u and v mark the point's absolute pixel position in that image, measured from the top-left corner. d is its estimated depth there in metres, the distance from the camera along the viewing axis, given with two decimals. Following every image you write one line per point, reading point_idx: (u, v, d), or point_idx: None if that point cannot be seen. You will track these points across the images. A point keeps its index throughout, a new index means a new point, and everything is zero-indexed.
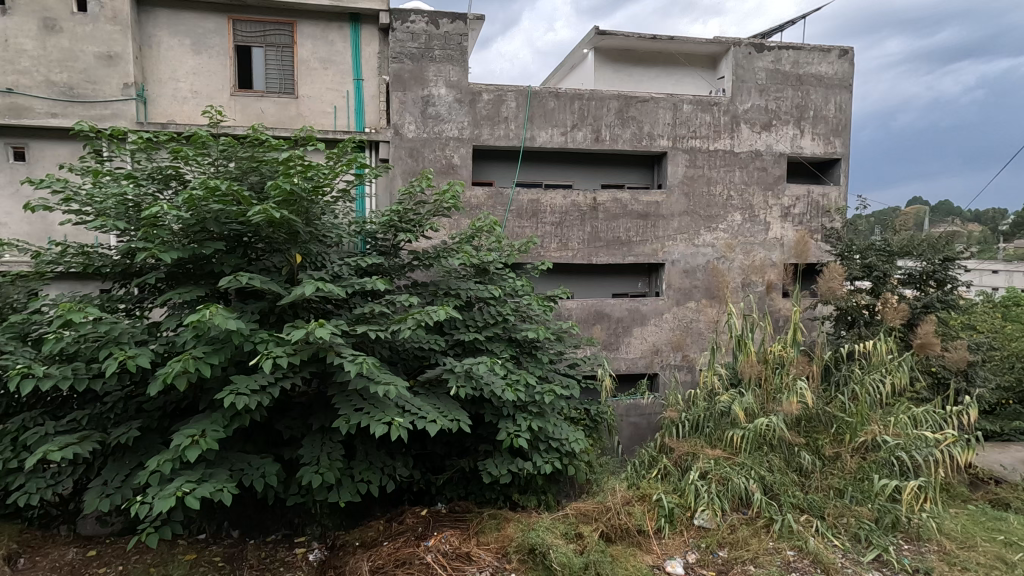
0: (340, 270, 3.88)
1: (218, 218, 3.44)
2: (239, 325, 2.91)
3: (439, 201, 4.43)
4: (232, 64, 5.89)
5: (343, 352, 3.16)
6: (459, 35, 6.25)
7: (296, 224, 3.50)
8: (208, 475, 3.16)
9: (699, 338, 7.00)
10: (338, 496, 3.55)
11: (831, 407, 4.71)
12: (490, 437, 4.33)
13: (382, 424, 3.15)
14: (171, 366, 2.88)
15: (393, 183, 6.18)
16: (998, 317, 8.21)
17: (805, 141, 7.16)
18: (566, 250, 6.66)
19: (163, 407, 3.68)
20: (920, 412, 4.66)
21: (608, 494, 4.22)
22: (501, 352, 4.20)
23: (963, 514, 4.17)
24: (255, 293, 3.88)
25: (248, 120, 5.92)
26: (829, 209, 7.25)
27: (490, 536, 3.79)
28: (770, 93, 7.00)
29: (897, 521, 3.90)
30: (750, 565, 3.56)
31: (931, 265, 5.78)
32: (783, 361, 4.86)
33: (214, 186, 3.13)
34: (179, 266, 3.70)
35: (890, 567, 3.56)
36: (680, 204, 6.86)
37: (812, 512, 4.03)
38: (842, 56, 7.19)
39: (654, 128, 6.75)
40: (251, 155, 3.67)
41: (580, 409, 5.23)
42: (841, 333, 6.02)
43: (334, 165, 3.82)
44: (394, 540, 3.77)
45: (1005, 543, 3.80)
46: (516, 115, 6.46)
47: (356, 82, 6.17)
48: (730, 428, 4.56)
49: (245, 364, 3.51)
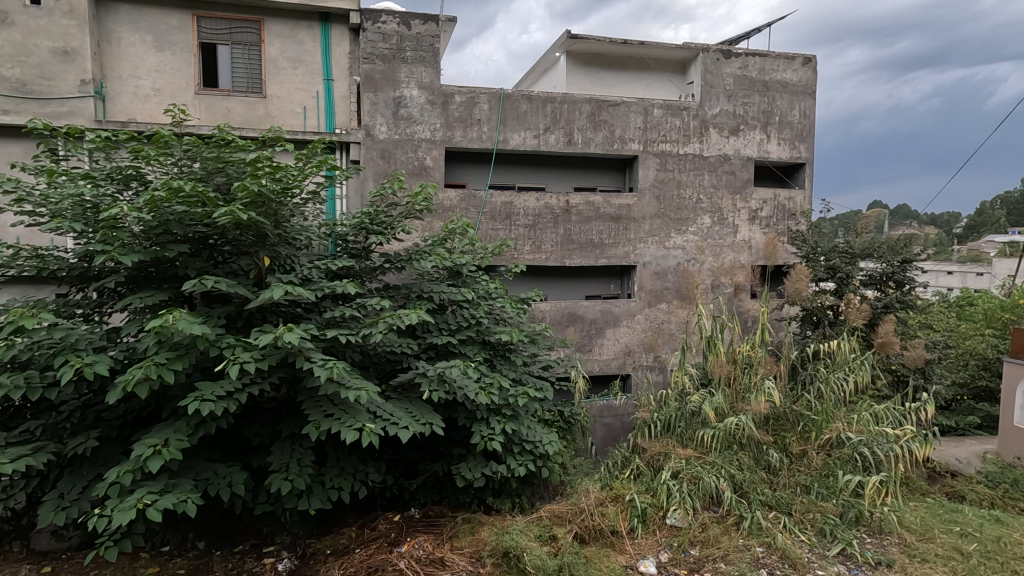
0: (310, 274, 3.82)
1: (182, 220, 3.34)
2: (205, 330, 2.83)
3: (411, 203, 4.37)
4: (196, 63, 5.73)
5: (313, 357, 3.11)
6: (431, 36, 6.24)
7: (263, 226, 3.42)
8: (172, 486, 3.05)
9: (671, 339, 7.11)
10: (308, 504, 3.47)
11: (798, 405, 4.84)
12: (464, 441, 4.31)
13: (353, 431, 3.09)
14: (131, 373, 2.78)
15: (364, 185, 6.09)
16: (953, 317, 8.61)
17: (771, 145, 7.33)
18: (540, 252, 6.69)
19: (124, 416, 3.56)
20: (881, 409, 4.81)
21: (582, 495, 4.24)
22: (475, 355, 4.18)
23: (922, 507, 4.32)
24: (221, 297, 3.79)
25: (213, 119, 5.76)
26: (795, 211, 7.44)
27: (464, 541, 3.77)
28: (738, 99, 7.15)
29: (860, 515, 4.01)
30: (720, 562, 3.61)
31: (891, 266, 5.99)
32: (751, 361, 4.97)
33: (178, 186, 3.03)
34: (141, 269, 3.58)
35: (853, 560, 3.64)
36: (651, 207, 6.96)
37: (780, 509, 4.10)
38: (805, 63, 7.40)
39: (626, 132, 6.83)
40: (217, 155, 3.57)
41: (554, 411, 5.24)
42: (807, 333, 6.19)
43: (304, 167, 3.74)
44: (367, 547, 3.72)
45: (961, 534, 3.93)
46: (489, 117, 6.47)
47: (326, 82, 6.06)
48: (700, 428, 4.65)
49: (211, 370, 3.41)
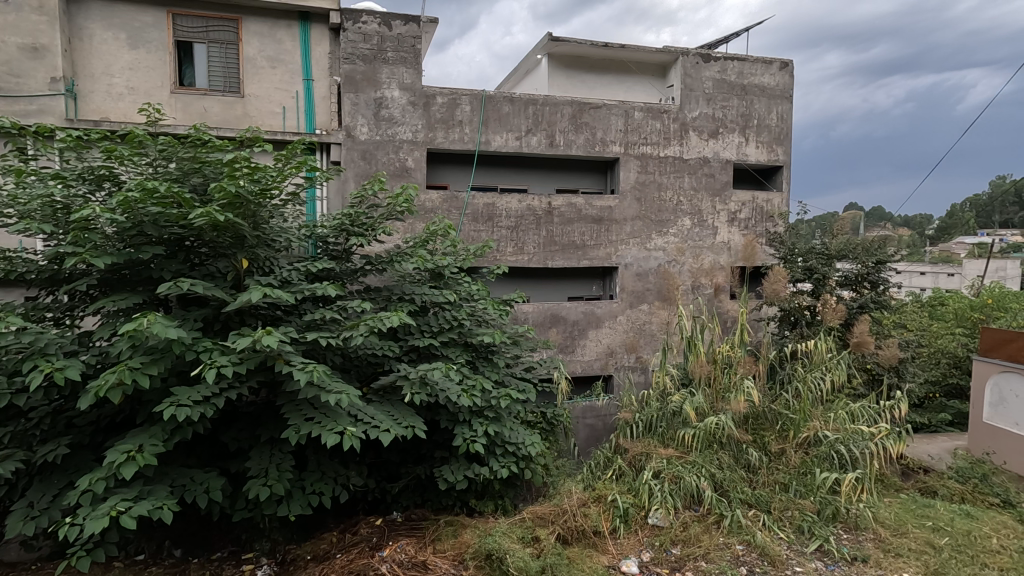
0: (289, 276, 3.77)
1: (157, 221, 3.27)
2: (181, 333, 2.77)
3: (392, 204, 4.33)
4: (172, 61, 5.63)
5: (293, 360, 3.07)
6: (413, 37, 6.21)
7: (241, 227, 3.37)
8: (146, 493, 2.99)
9: (653, 339, 7.16)
10: (288, 510, 3.42)
11: (776, 404, 4.90)
12: (447, 443, 4.31)
13: (334, 434, 3.06)
14: (104, 378, 2.71)
15: (346, 186, 6.04)
16: (925, 317, 8.83)
17: (750, 148, 7.44)
18: (522, 254, 6.69)
19: (97, 421, 3.47)
20: (857, 407, 4.90)
21: (565, 496, 4.25)
22: (457, 357, 4.16)
23: (896, 503, 4.42)
24: (198, 300, 3.72)
25: (190, 119, 5.66)
26: (773, 213, 7.55)
27: (447, 544, 3.75)
28: (717, 102, 7.24)
29: (837, 512, 4.08)
30: (701, 561, 3.64)
31: (865, 267, 6.12)
32: (730, 360, 5.04)
33: (152, 186, 2.97)
34: (114, 271, 3.50)
35: (830, 556, 3.70)
36: (632, 209, 7.01)
37: (759, 507, 4.17)
38: (782, 68, 7.52)
39: (607, 134, 6.88)
40: (193, 155, 3.51)
41: (537, 413, 5.24)
42: (785, 333, 6.30)
43: (283, 167, 3.69)
44: (348, 552, 3.68)
45: (933, 529, 4.02)
46: (471, 119, 6.46)
47: (307, 82, 5.99)
48: (681, 428, 4.69)
49: (187, 374, 3.34)
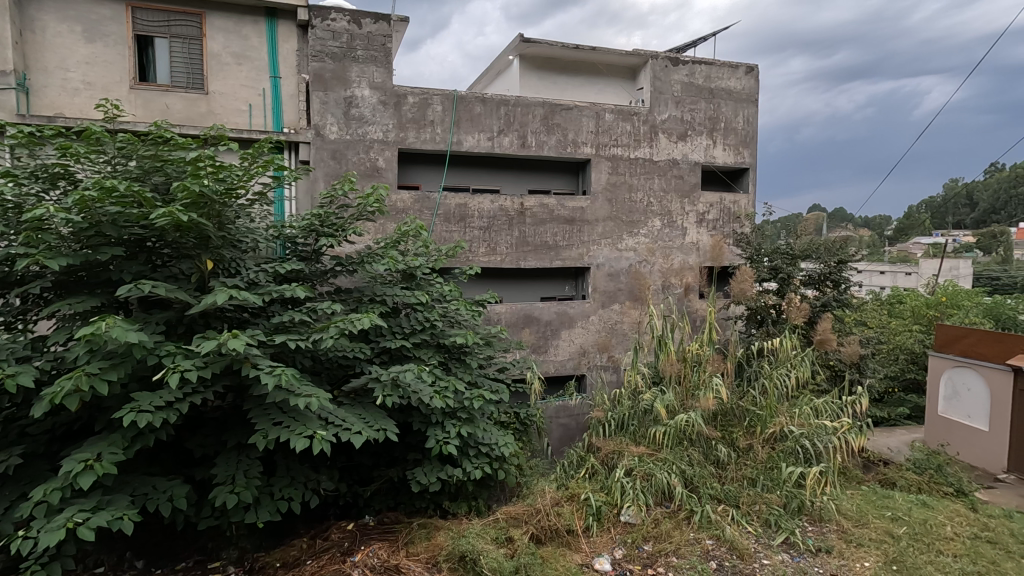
0: (256, 277, 3.69)
1: (117, 221, 3.16)
2: (142, 337, 2.68)
3: (363, 204, 4.26)
4: (132, 56, 5.44)
5: (260, 364, 3.00)
6: (383, 36, 6.16)
7: (206, 228, 3.28)
8: (106, 503, 2.88)
9: (624, 338, 7.24)
10: (255, 517, 3.33)
11: (744, 401, 5.02)
12: (420, 445, 4.28)
13: (303, 439, 3.00)
14: (60, 384, 2.60)
15: (315, 186, 5.95)
16: (885, 314, 9.16)
17: (717, 151, 7.59)
18: (495, 254, 6.69)
19: (53, 430, 3.33)
20: (821, 403, 5.05)
21: (538, 496, 4.26)
22: (429, 359, 4.13)
23: (858, 495, 4.57)
24: (160, 302, 3.61)
25: (151, 116, 5.49)
26: (739, 214, 7.73)
27: (420, 547, 3.71)
28: (685, 105, 7.37)
29: (802, 505, 4.20)
30: (672, 556, 3.69)
31: (828, 267, 6.32)
32: (700, 359, 5.12)
33: (110, 185, 2.87)
34: (70, 273, 3.36)
35: (796, 548, 3.81)
36: (604, 210, 7.08)
37: (728, 502, 4.25)
38: (748, 72, 7.70)
39: (578, 135, 6.93)
40: (154, 154, 3.40)
41: (510, 413, 5.23)
42: (752, 331, 6.45)
43: (249, 166, 3.60)
44: (319, 558, 3.61)
45: (892, 518, 4.17)
46: (442, 119, 6.43)
47: (274, 80, 5.88)
48: (652, 426, 4.77)
49: (149, 380, 3.23)
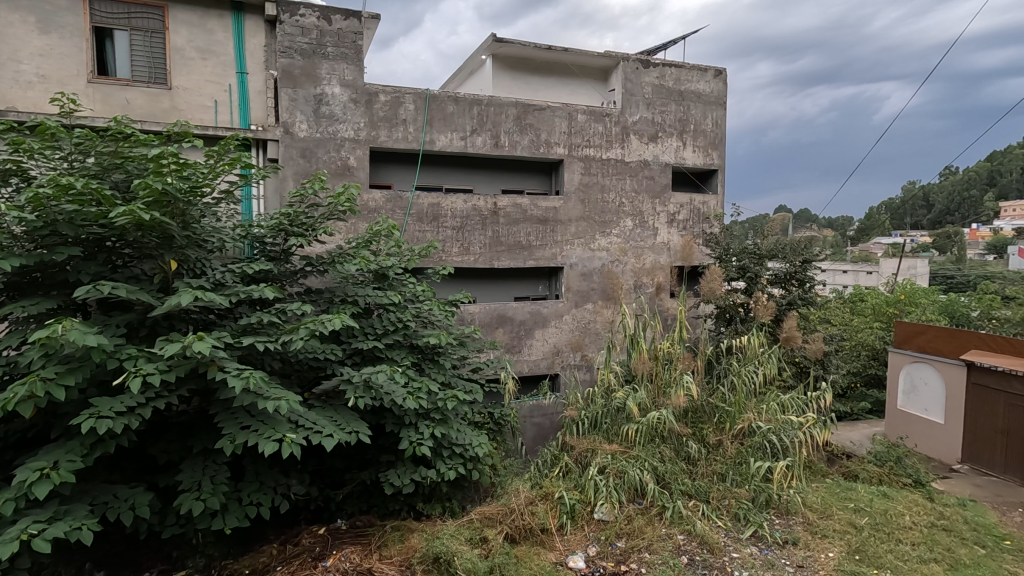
0: (222, 278, 3.60)
1: (73, 220, 3.04)
2: (101, 340, 2.59)
3: (333, 204, 4.20)
4: (90, 48, 5.24)
5: (227, 367, 2.93)
6: (354, 33, 6.09)
7: (169, 227, 3.18)
8: (63, 513, 2.76)
9: (597, 338, 7.31)
10: (223, 524, 3.24)
11: (714, 398, 5.12)
12: (393, 447, 4.23)
13: (272, 442, 2.94)
14: (13, 390, 2.49)
15: (284, 185, 5.83)
16: (848, 312, 9.45)
17: (687, 152, 7.73)
18: (468, 254, 6.68)
19: (4, 438, 3.19)
20: (787, 399, 5.18)
21: (512, 495, 4.26)
22: (402, 360, 4.09)
23: (823, 487, 4.70)
24: (122, 304, 3.49)
25: (110, 111, 5.30)
26: (709, 215, 7.88)
27: (393, 549, 3.67)
28: (656, 107, 7.48)
29: (770, 499, 4.30)
30: (645, 552, 3.74)
31: (793, 266, 6.49)
32: (671, 357, 5.19)
33: (67, 183, 2.76)
34: (24, 274, 3.22)
35: (764, 541, 3.90)
36: (576, 210, 7.13)
37: (699, 497, 4.33)
38: (716, 75, 7.85)
39: (551, 136, 6.97)
40: (114, 150, 3.29)
41: (484, 413, 5.22)
42: (721, 330, 6.58)
43: (215, 164, 3.51)
44: (289, 564, 3.55)
45: (855, 510, 4.30)
46: (414, 118, 6.38)
47: (240, 75, 5.74)
48: (625, 424, 4.83)
49: (109, 384, 3.12)
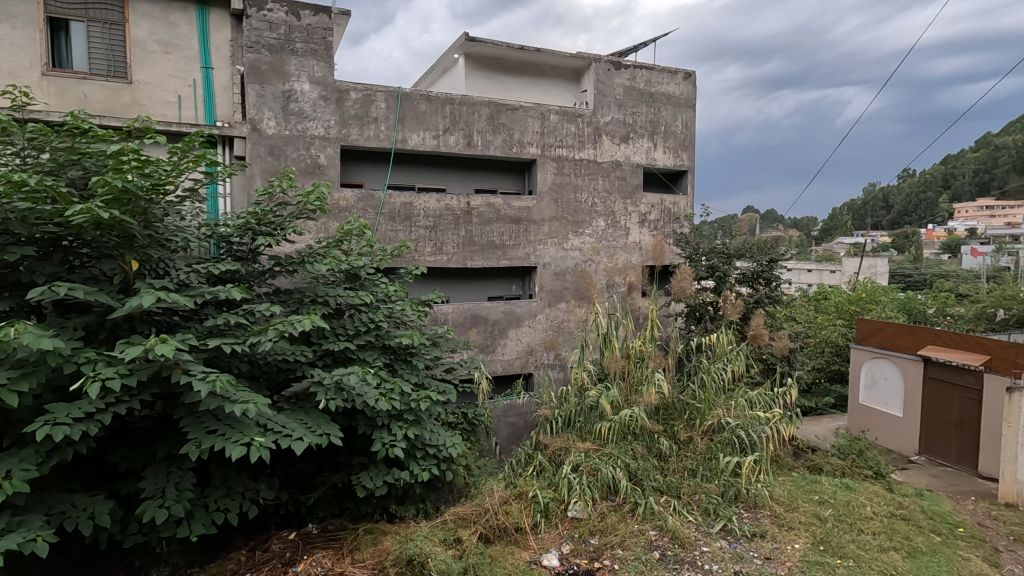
0: (187, 279, 3.50)
1: (27, 218, 2.91)
2: (57, 343, 2.48)
3: (303, 203, 4.12)
4: (44, 39, 5.01)
5: (192, 370, 2.84)
6: (323, 29, 6.00)
7: (130, 226, 3.07)
8: (16, 524, 2.64)
9: (570, 337, 7.35)
10: (188, 531, 3.15)
11: (684, 395, 5.21)
12: (365, 449, 4.18)
13: (239, 446, 2.87)
14: None
15: (251, 183, 5.69)
16: (812, 310, 9.73)
17: (657, 153, 7.84)
18: (441, 254, 6.64)
19: None
20: (754, 395, 5.29)
21: (486, 495, 4.25)
22: (375, 361, 4.04)
23: (789, 481, 4.83)
24: (80, 306, 3.36)
25: (66, 105, 5.08)
26: (679, 215, 8.01)
27: (366, 552, 3.63)
28: (627, 108, 7.56)
29: (738, 493, 4.39)
30: (617, 548, 3.77)
31: (760, 265, 6.64)
32: (643, 355, 5.25)
33: (19, 180, 2.64)
34: None
35: (733, 534, 3.99)
36: (549, 210, 7.16)
37: (670, 493, 4.40)
38: (686, 77, 7.98)
39: (524, 136, 6.98)
40: (70, 146, 3.16)
41: (458, 414, 5.20)
42: (691, 328, 6.69)
43: (179, 161, 3.40)
44: (258, 570, 3.47)
45: (819, 502, 4.43)
46: (386, 116, 6.31)
47: (205, 70, 5.59)
48: (598, 422, 4.87)
49: (66, 389, 3.00)
